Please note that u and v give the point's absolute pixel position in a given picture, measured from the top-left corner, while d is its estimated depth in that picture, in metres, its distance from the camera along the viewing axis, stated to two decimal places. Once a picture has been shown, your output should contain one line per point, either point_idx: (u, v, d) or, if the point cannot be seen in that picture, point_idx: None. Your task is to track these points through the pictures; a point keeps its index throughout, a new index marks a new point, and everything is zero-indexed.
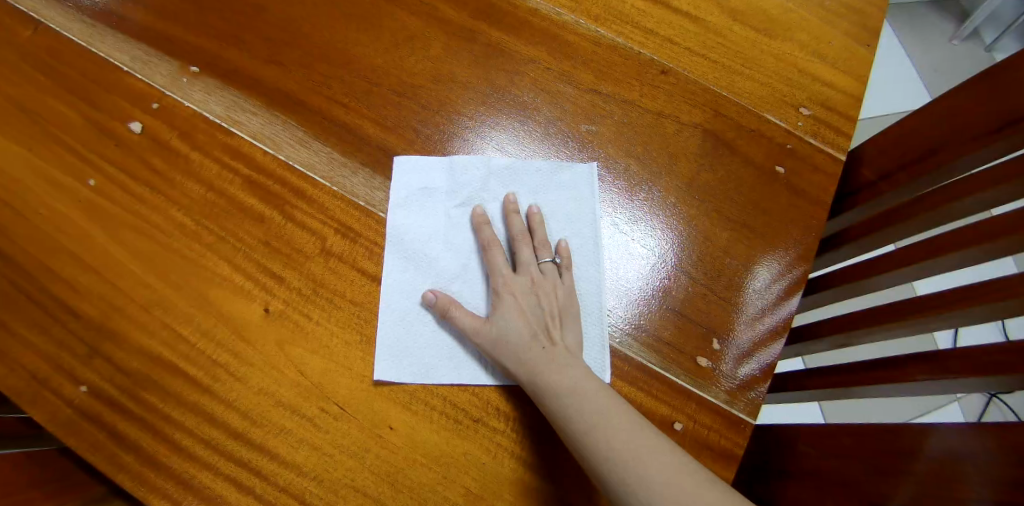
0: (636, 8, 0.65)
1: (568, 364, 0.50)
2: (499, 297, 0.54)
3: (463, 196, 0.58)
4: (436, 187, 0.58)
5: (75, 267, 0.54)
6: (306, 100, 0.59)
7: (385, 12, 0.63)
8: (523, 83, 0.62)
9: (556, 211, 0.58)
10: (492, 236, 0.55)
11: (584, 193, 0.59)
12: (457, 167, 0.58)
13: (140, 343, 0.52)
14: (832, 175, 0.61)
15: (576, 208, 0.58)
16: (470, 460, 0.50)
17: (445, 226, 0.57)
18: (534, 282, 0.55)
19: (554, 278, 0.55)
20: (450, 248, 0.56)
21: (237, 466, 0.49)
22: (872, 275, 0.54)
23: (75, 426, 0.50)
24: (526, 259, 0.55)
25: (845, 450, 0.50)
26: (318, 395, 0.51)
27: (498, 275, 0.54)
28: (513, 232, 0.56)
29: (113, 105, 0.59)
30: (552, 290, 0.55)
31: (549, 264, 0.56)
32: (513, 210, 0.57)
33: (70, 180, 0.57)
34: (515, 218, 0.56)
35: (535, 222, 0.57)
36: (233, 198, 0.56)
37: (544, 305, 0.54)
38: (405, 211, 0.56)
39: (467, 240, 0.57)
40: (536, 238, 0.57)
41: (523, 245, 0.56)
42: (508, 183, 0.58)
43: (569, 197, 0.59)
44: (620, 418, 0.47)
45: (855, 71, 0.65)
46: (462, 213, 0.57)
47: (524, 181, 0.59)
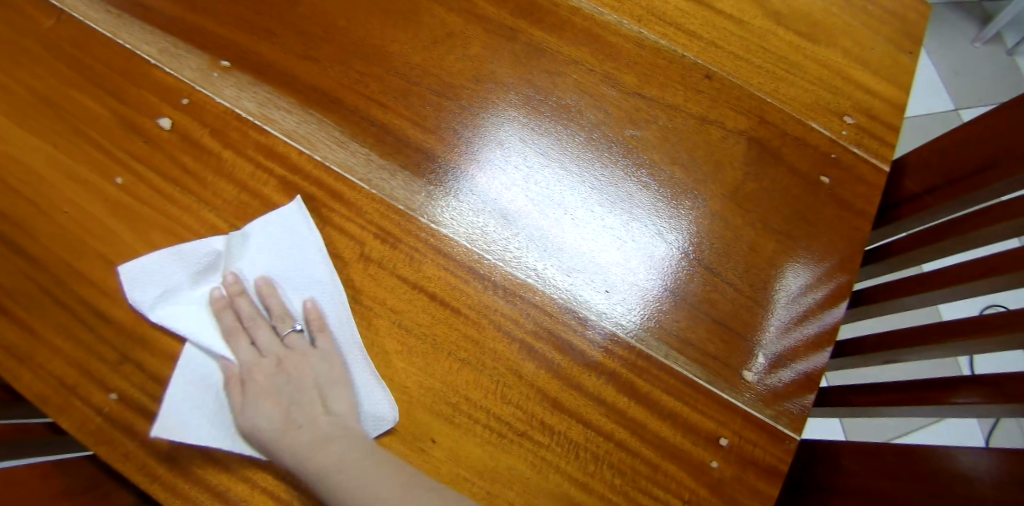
0: (679, 10, 0.64)
1: (325, 440, 0.48)
2: (245, 388, 0.50)
3: (203, 278, 0.53)
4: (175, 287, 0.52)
5: (105, 270, 0.52)
6: (343, 98, 0.57)
7: (423, 8, 0.61)
8: (566, 86, 0.60)
9: (278, 277, 0.53)
10: (231, 324, 0.51)
11: (296, 239, 0.53)
12: (175, 272, 0.52)
13: (172, 350, 0.51)
14: (876, 185, 0.60)
15: (287, 265, 0.53)
16: (512, 477, 0.49)
17: (194, 330, 0.51)
18: (278, 361, 0.51)
19: (298, 348, 0.51)
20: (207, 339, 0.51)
21: (280, 482, 0.48)
22: (920, 292, 0.54)
23: (105, 436, 0.48)
24: (262, 342, 0.51)
25: (890, 470, 0.49)
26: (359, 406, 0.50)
27: (241, 368, 0.51)
28: (240, 316, 0.52)
29: (142, 100, 0.57)
30: (302, 362, 0.51)
31: (252, 343, 0.51)
32: (234, 293, 0.52)
33: (96, 177, 0.54)
34: (241, 299, 0.52)
35: (264, 298, 0.52)
36: (267, 199, 0.54)
37: (294, 386, 0.50)
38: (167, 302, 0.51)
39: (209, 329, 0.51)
40: (273, 315, 0.52)
41: (257, 328, 0.52)
42: (206, 271, 0.53)
43: (280, 254, 0.53)
44: (398, 501, 0.44)
45: (900, 80, 0.64)
46: (207, 297, 0.52)
47: (227, 262, 0.53)
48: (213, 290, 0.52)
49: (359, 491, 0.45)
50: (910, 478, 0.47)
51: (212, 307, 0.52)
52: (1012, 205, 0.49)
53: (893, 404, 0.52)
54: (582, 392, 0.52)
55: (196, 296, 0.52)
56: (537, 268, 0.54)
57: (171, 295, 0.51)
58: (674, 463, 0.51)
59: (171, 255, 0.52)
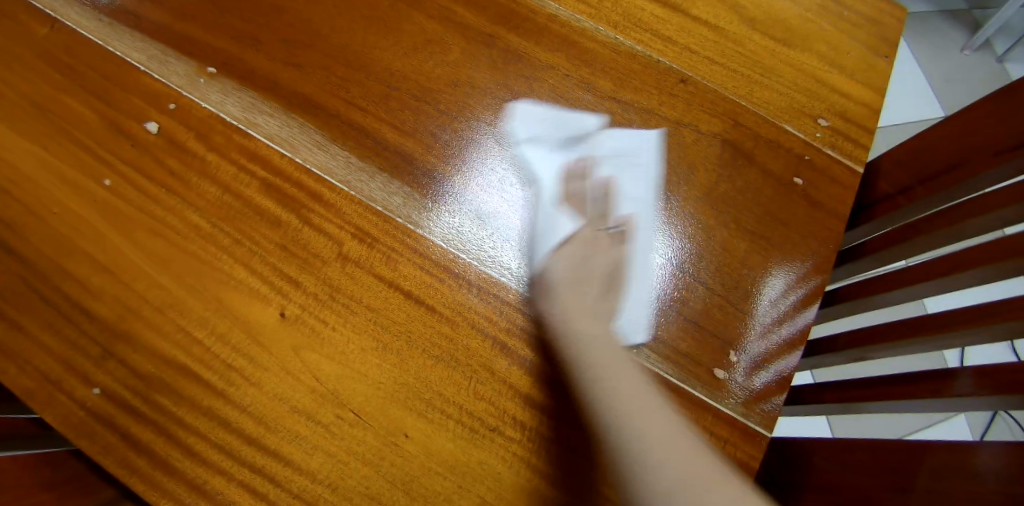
0: (655, 16, 0.65)
1: (592, 316, 0.49)
2: (564, 242, 0.53)
3: (564, 151, 0.59)
4: (542, 138, 0.59)
5: (91, 268, 0.54)
6: (324, 103, 0.59)
7: (405, 16, 0.63)
8: (542, 90, 0.62)
9: (609, 167, 0.59)
10: (571, 191, 0.56)
11: (638, 157, 0.60)
12: (557, 133, 0.60)
13: (154, 345, 0.52)
14: (850, 187, 0.61)
15: (620, 159, 0.59)
16: (483, 471, 0.50)
17: (545, 174, 0.57)
18: (589, 241, 0.54)
19: (607, 244, 0.55)
20: (509, 195, 0.58)
21: (251, 472, 0.49)
22: (890, 290, 0.55)
23: (87, 429, 0.50)
24: (588, 220, 0.55)
25: (858, 464, 0.50)
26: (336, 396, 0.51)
27: (579, 233, 0.54)
28: (576, 192, 0.56)
29: (131, 104, 0.59)
30: (603, 256, 0.54)
31: (611, 233, 0.56)
32: (575, 175, 0.57)
33: (85, 179, 0.56)
34: (585, 182, 0.57)
35: (603, 192, 0.57)
36: (249, 200, 0.56)
37: (598, 264, 0.53)
38: (530, 150, 0.59)
39: (552, 186, 0.56)
40: (601, 206, 0.57)
41: (586, 209, 0.56)
42: (574, 143, 0.59)
43: (620, 163, 0.59)
44: (639, 384, 0.44)
45: (873, 83, 0.65)
46: (558, 166, 0.57)
47: (589, 150, 0.59)
48: (568, 160, 0.58)
49: (605, 362, 0.45)
50: (882, 473, 0.47)
51: (565, 170, 0.57)
52: (988, 199, 0.49)
53: (863, 399, 0.53)
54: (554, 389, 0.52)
55: (553, 159, 0.58)
56: (511, 267, 0.55)
57: (538, 142, 0.59)
58: None
59: (554, 118, 0.60)
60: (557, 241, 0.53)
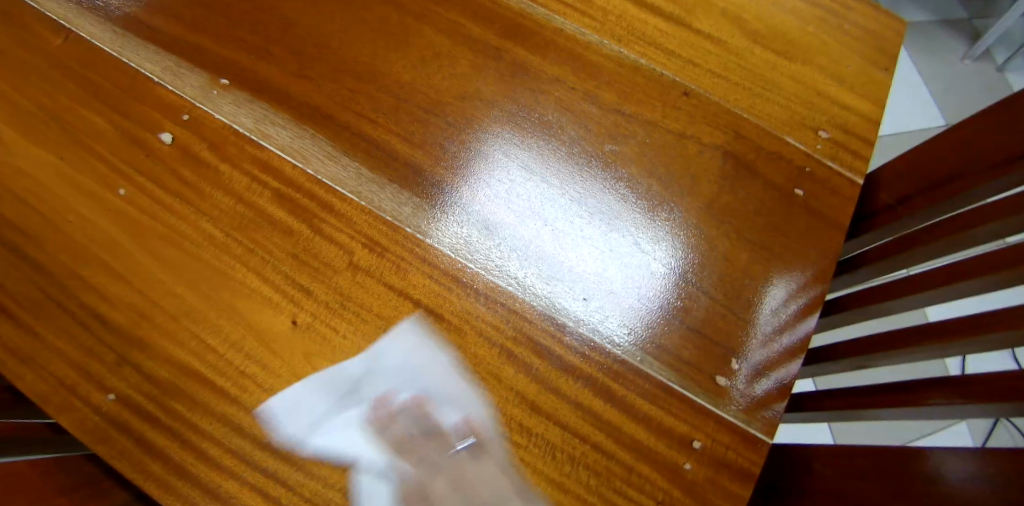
0: (659, 30, 0.67)
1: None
2: (431, 493, 0.51)
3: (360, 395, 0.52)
4: (321, 409, 0.52)
5: (107, 276, 0.55)
6: (335, 115, 0.60)
7: (414, 29, 0.64)
8: (548, 103, 0.63)
9: (430, 396, 0.53)
10: (399, 438, 0.52)
11: (417, 359, 0.53)
12: (323, 399, 0.52)
13: (168, 352, 0.53)
14: (850, 198, 0.62)
15: (430, 384, 0.53)
16: (490, 476, 0.51)
17: (364, 456, 0.50)
18: (451, 477, 0.51)
19: (473, 462, 0.51)
20: (348, 440, 0.51)
21: (263, 476, 0.50)
22: (890, 299, 0.56)
23: (103, 434, 0.51)
24: (432, 459, 0.51)
25: (859, 470, 0.51)
26: (350, 402, 0.52)
27: (432, 491, 0.51)
28: (399, 439, 0.52)
29: (146, 116, 0.60)
30: (477, 476, 0.51)
31: (461, 451, 0.52)
32: (384, 415, 0.52)
33: (101, 188, 0.57)
34: (396, 422, 0.52)
35: (418, 410, 0.52)
36: (262, 210, 0.57)
37: (481, 494, 0.51)
38: (322, 437, 0.51)
39: (372, 447, 0.51)
40: (428, 432, 0.52)
41: (426, 448, 0.52)
42: (355, 393, 0.52)
43: (409, 382, 0.53)
44: None
45: (872, 96, 0.67)
46: (361, 418, 0.52)
47: (373, 383, 0.53)
48: (366, 413, 0.52)
49: None
50: (882, 479, 0.48)
51: (372, 414, 0.52)
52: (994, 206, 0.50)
53: (862, 407, 0.54)
54: (559, 396, 0.53)
55: (349, 419, 0.51)
56: (516, 276, 0.56)
57: (348, 399, 0.52)
58: (648, 465, 0.52)
59: (296, 404, 0.52)
60: (421, 473, 0.51)
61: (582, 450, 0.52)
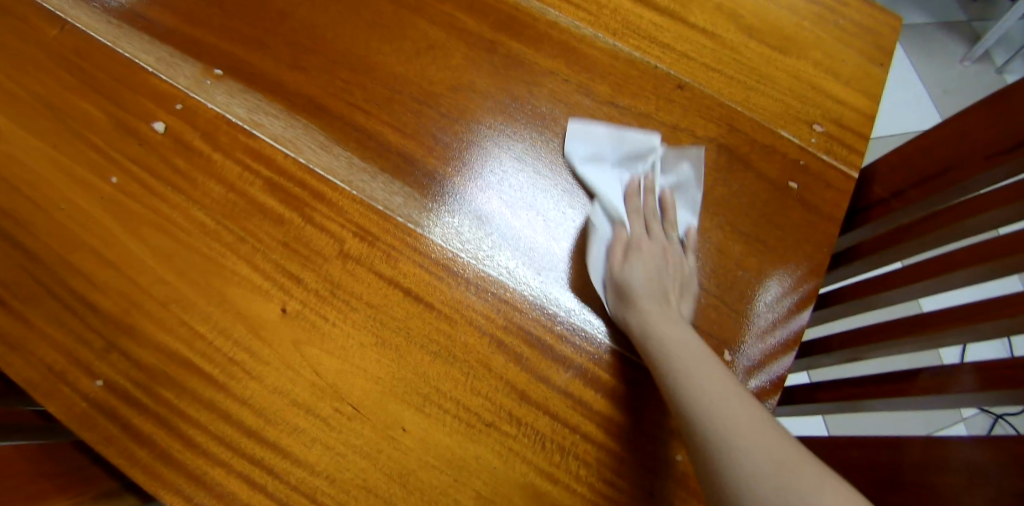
0: (653, 23, 0.67)
1: (678, 323, 0.51)
2: (632, 252, 0.56)
3: (586, 154, 0.61)
4: (556, 158, 0.61)
5: (97, 264, 0.55)
6: (328, 106, 0.60)
7: (407, 21, 0.64)
8: (541, 94, 0.63)
9: (677, 199, 0.61)
10: (638, 207, 0.59)
11: (626, 148, 0.61)
12: (583, 147, 0.61)
13: (157, 339, 0.53)
14: (844, 192, 0.62)
15: (647, 160, 0.61)
16: (603, 279, 0.56)
17: (605, 191, 0.59)
18: (664, 250, 0.57)
19: (679, 251, 0.57)
20: (597, 175, 0.60)
21: (250, 464, 0.50)
22: (884, 292, 0.56)
23: (90, 420, 0.51)
24: (655, 231, 0.58)
25: (852, 462, 0.50)
26: (564, 170, 0.60)
27: (632, 236, 0.57)
28: (641, 210, 0.60)
29: (139, 105, 0.60)
30: (665, 258, 0.56)
31: (680, 247, 0.58)
32: (635, 189, 0.60)
33: (93, 176, 0.58)
34: (643, 196, 0.60)
35: (653, 200, 0.60)
36: (253, 198, 0.57)
37: (670, 274, 0.55)
38: (588, 178, 0.59)
39: (616, 197, 0.60)
40: (663, 217, 0.59)
41: (638, 219, 0.59)
42: (632, 162, 0.61)
43: (674, 179, 0.62)
44: (731, 390, 0.45)
45: (867, 91, 0.66)
46: (622, 180, 0.61)
47: (621, 170, 0.61)
48: (626, 178, 0.61)
49: (704, 376, 0.46)
50: (875, 470, 0.47)
51: (625, 190, 0.60)
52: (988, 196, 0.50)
53: (855, 398, 0.54)
54: (549, 386, 0.53)
55: (617, 177, 0.61)
56: (508, 266, 0.56)
57: (600, 160, 0.61)
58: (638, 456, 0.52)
59: (615, 136, 0.61)
60: (625, 258, 0.56)
61: (572, 439, 0.51)
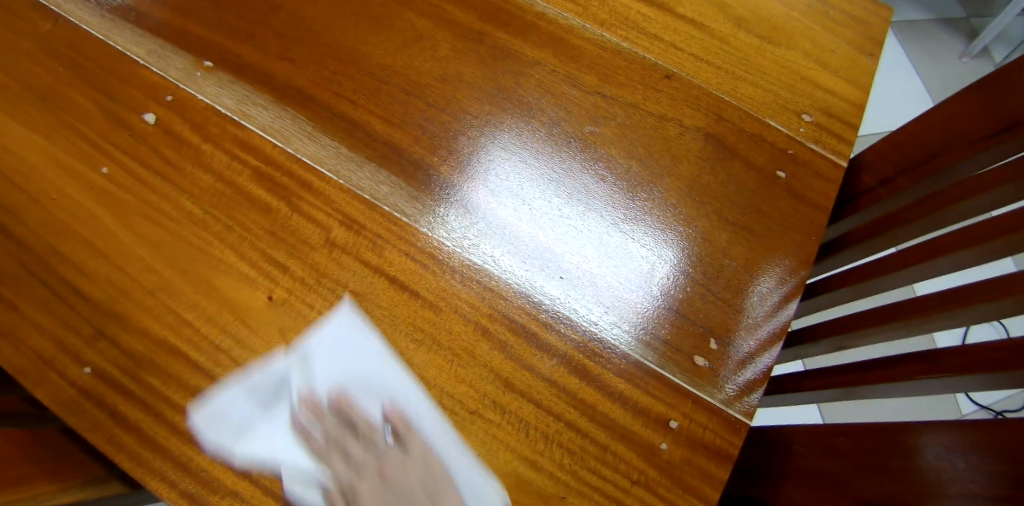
0: (642, 14, 0.67)
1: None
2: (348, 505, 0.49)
3: (279, 406, 0.52)
4: (252, 422, 0.51)
5: (86, 252, 0.55)
6: (317, 96, 0.61)
7: (396, 13, 0.65)
8: (528, 84, 0.63)
9: (350, 388, 0.52)
10: (324, 439, 0.51)
11: (261, 384, 0.52)
12: (250, 405, 0.51)
13: (145, 327, 0.53)
14: (833, 181, 0.62)
15: (356, 376, 0.52)
16: None
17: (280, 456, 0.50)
18: (376, 474, 0.50)
19: (396, 454, 0.50)
20: (270, 434, 0.51)
21: (235, 450, 0.50)
22: (874, 279, 0.55)
23: (78, 407, 0.51)
24: (355, 458, 0.50)
25: (838, 450, 0.49)
26: (273, 406, 0.52)
27: (341, 483, 0.49)
28: (329, 440, 0.51)
29: (129, 96, 0.61)
30: (397, 464, 0.50)
31: (389, 445, 0.50)
32: (315, 411, 0.51)
33: (84, 167, 0.58)
34: (322, 422, 0.51)
35: (343, 413, 0.51)
36: (241, 188, 0.57)
37: (399, 488, 0.49)
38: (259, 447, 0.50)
39: (293, 452, 0.50)
40: (354, 428, 0.51)
41: (342, 451, 0.50)
42: (277, 394, 0.52)
43: (336, 354, 0.52)
44: None
45: (856, 80, 0.66)
46: (287, 419, 0.51)
47: (304, 378, 0.52)
48: (295, 414, 0.52)
49: None
50: (860, 457, 0.47)
51: (296, 429, 0.51)
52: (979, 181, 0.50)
53: (842, 386, 0.53)
54: (533, 374, 0.53)
55: (275, 418, 0.51)
56: (493, 255, 0.56)
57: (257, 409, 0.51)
58: (622, 443, 0.51)
59: (249, 391, 0.52)
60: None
61: (557, 428, 0.51)
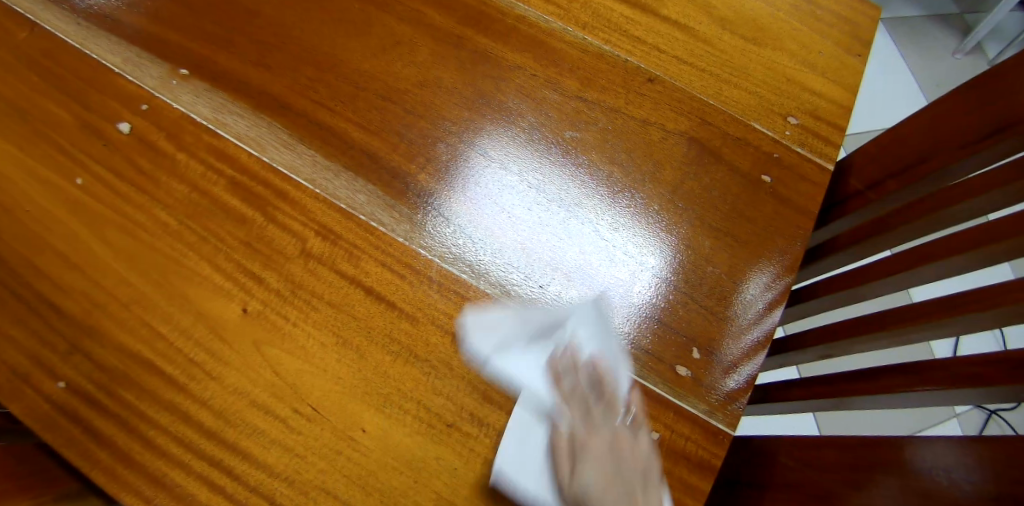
0: (624, 17, 0.66)
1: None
2: (589, 442, 0.49)
3: (540, 336, 0.53)
4: (510, 343, 0.52)
5: (61, 265, 0.55)
6: (293, 103, 0.60)
7: (374, 18, 0.64)
8: (509, 89, 0.62)
9: (610, 366, 0.51)
10: (577, 418, 0.50)
11: (521, 316, 0.54)
12: (519, 338, 0.53)
13: (119, 340, 0.53)
14: (819, 185, 0.61)
15: (599, 342, 0.52)
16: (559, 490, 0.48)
17: (527, 381, 0.51)
18: (613, 442, 0.48)
19: (630, 438, 0.49)
20: (524, 369, 0.51)
21: (210, 465, 0.49)
22: (861, 285, 0.54)
23: (53, 422, 0.50)
24: (595, 420, 0.49)
25: (821, 463, 0.49)
26: (539, 344, 0.52)
27: (572, 437, 0.49)
28: (573, 396, 0.51)
29: (104, 106, 0.60)
30: (630, 452, 0.48)
31: (625, 424, 0.50)
32: (562, 372, 0.51)
33: (59, 178, 0.57)
34: (571, 379, 0.51)
35: (594, 377, 0.51)
36: (217, 198, 0.57)
37: (629, 471, 0.47)
38: (515, 392, 0.51)
39: (558, 404, 0.50)
40: (602, 398, 0.50)
41: (591, 414, 0.50)
42: (551, 334, 0.53)
43: (597, 330, 0.53)
44: None
45: (843, 81, 0.65)
46: (542, 365, 0.51)
47: (566, 332, 0.53)
48: (552, 360, 0.51)
49: None
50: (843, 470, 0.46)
51: (548, 371, 0.51)
52: (965, 186, 0.49)
53: (825, 396, 0.53)
54: (512, 386, 0.52)
55: (532, 363, 0.52)
56: (473, 263, 0.55)
57: (512, 348, 0.52)
58: None
59: (517, 323, 0.53)
60: (584, 468, 0.48)
61: (597, 373, 0.51)
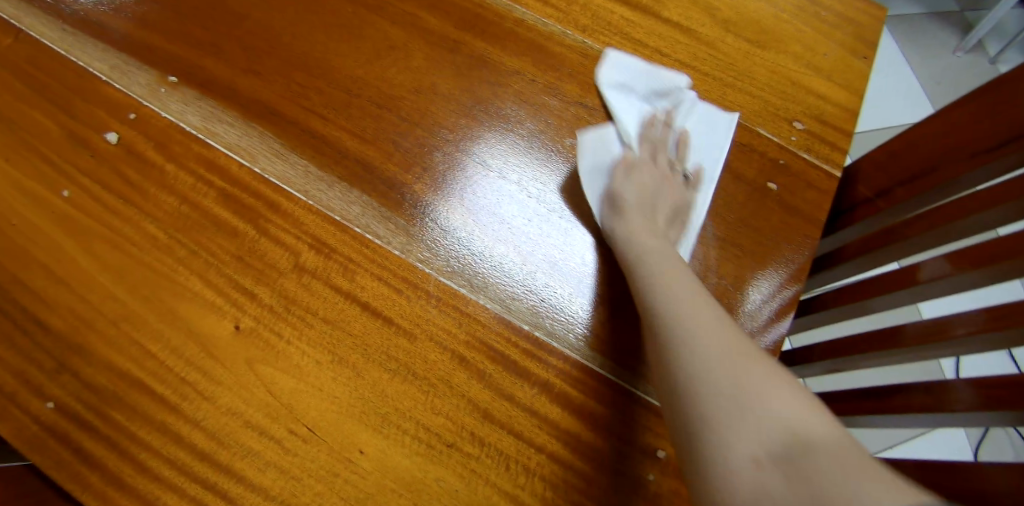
0: (624, 19, 0.64)
1: (663, 240, 0.52)
2: (643, 163, 0.57)
3: (653, 98, 0.61)
4: (632, 88, 0.61)
5: (48, 280, 0.53)
6: (284, 111, 0.58)
7: (367, 21, 0.62)
8: (506, 95, 0.61)
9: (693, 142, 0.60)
10: (645, 136, 0.59)
11: (650, 88, 0.61)
12: (643, 85, 0.61)
13: (108, 359, 0.51)
14: (826, 192, 0.59)
15: (700, 129, 0.61)
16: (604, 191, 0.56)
17: (625, 113, 0.60)
18: (662, 177, 0.57)
19: (680, 186, 0.57)
20: (624, 105, 0.60)
21: (203, 489, 0.48)
22: (870, 298, 0.53)
23: (41, 444, 0.49)
24: (659, 161, 0.58)
25: None
26: (650, 100, 0.61)
27: (635, 159, 0.57)
28: (653, 139, 0.59)
29: (91, 114, 0.58)
30: (672, 190, 0.56)
31: (683, 181, 0.58)
32: (655, 120, 0.60)
33: (44, 190, 0.55)
34: (660, 131, 0.59)
35: (681, 143, 0.59)
36: (208, 211, 0.55)
37: (662, 196, 0.56)
38: (614, 93, 0.61)
39: (631, 127, 0.60)
40: (676, 151, 0.59)
41: (660, 153, 0.58)
42: (658, 98, 0.61)
43: (710, 132, 0.60)
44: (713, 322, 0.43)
45: (849, 84, 0.63)
46: (643, 110, 0.60)
47: (675, 105, 0.61)
48: (651, 111, 0.61)
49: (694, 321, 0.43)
50: None
51: (643, 119, 0.60)
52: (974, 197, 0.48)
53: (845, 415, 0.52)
54: (514, 403, 0.50)
55: (636, 105, 0.61)
56: (472, 276, 0.54)
57: (629, 91, 0.61)
58: (608, 477, 0.49)
59: (652, 72, 0.61)
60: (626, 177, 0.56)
61: (679, 139, 0.60)
